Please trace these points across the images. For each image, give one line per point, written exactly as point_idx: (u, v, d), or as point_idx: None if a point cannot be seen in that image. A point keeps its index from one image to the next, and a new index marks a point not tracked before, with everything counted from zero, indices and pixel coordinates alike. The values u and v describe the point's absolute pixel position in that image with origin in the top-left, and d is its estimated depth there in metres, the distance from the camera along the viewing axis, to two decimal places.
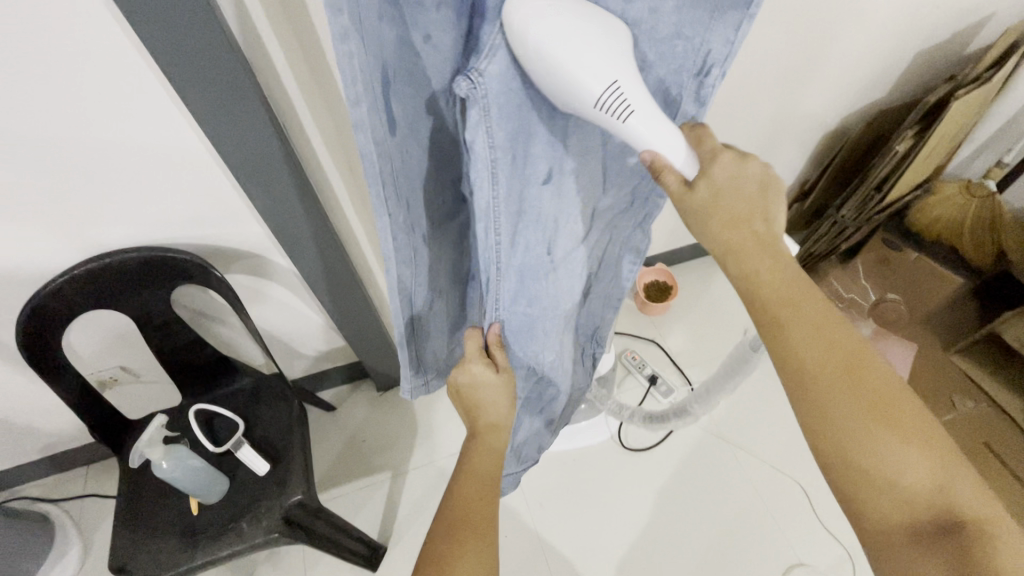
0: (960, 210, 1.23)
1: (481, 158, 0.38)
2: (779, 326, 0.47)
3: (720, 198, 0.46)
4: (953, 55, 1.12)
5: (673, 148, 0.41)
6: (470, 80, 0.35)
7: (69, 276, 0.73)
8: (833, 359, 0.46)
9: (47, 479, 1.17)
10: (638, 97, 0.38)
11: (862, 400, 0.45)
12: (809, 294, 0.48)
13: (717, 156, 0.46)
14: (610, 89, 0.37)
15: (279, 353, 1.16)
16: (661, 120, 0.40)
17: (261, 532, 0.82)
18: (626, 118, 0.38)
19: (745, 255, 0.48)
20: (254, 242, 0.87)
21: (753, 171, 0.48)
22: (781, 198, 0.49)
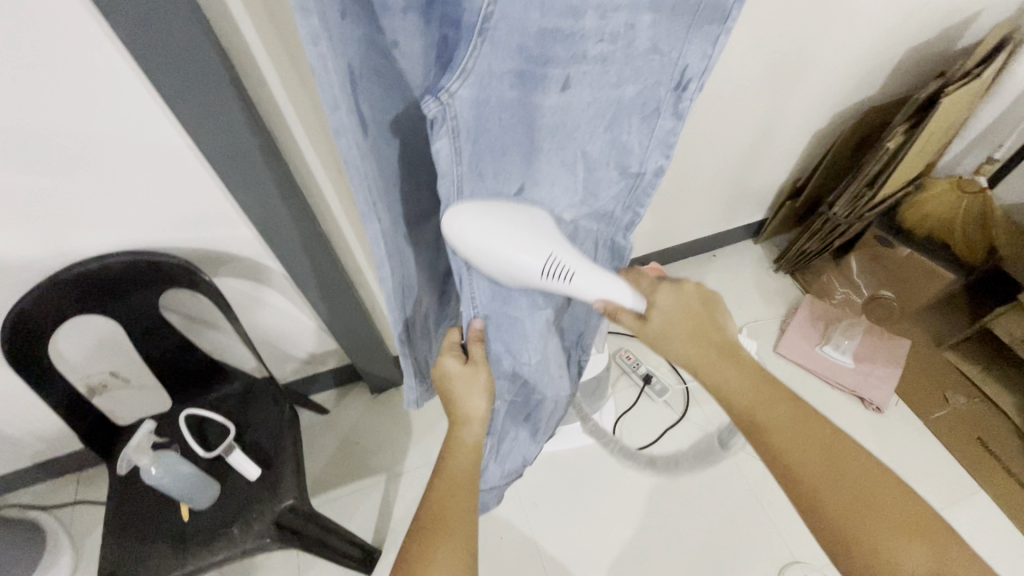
0: (950, 206, 1.23)
1: (447, 171, 0.39)
2: (758, 429, 0.52)
3: (672, 325, 0.54)
4: (941, 52, 1.12)
5: (619, 295, 0.51)
6: (439, 102, 0.35)
7: (53, 281, 0.73)
8: (812, 455, 0.50)
9: (37, 486, 1.16)
10: (574, 262, 0.48)
11: (845, 495, 0.48)
12: (781, 397, 0.52)
13: (657, 289, 0.55)
14: (549, 262, 0.46)
15: (270, 357, 1.15)
16: (602, 277, 0.50)
17: (252, 536, 0.81)
18: (569, 280, 0.48)
19: (714, 369, 0.54)
20: (242, 246, 0.87)
21: (691, 291, 0.55)
22: (722, 309, 0.56)
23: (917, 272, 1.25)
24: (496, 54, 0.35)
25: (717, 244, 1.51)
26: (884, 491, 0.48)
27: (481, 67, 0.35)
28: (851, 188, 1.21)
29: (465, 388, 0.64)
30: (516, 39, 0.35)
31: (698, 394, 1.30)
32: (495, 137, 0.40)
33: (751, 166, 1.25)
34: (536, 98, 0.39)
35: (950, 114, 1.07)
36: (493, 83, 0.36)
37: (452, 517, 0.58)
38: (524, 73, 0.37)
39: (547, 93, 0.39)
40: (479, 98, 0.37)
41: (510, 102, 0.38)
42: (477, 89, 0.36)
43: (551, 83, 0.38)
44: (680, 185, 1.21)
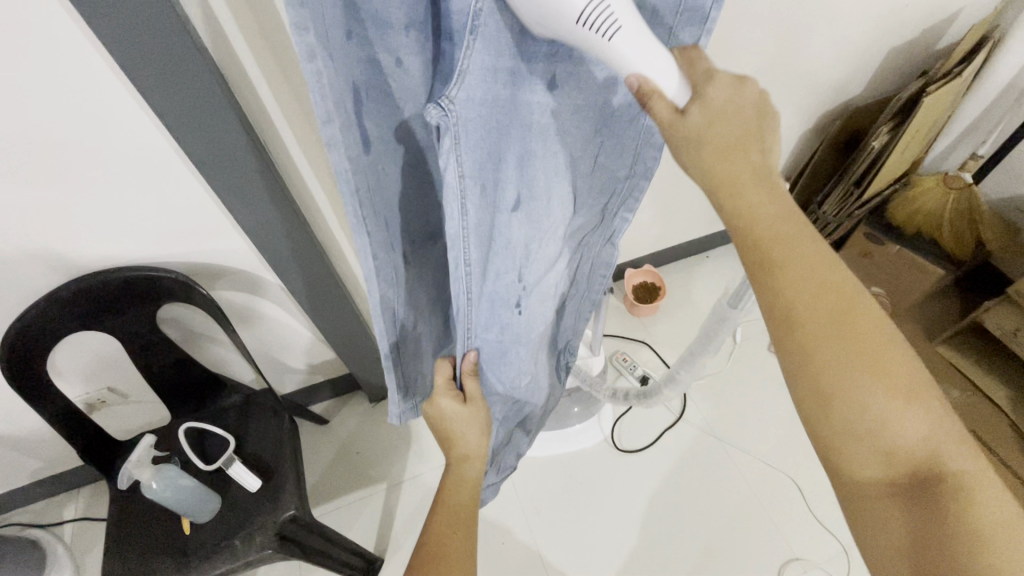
0: (940, 203, 1.25)
1: (451, 187, 0.39)
2: (770, 264, 0.41)
3: (713, 126, 0.39)
4: (923, 51, 1.14)
5: (662, 70, 0.35)
6: (440, 109, 0.35)
7: (51, 297, 0.73)
8: (826, 307, 0.40)
9: (36, 504, 1.16)
10: (624, 8, 0.32)
11: (851, 360, 0.41)
12: (804, 232, 0.41)
13: (713, 76, 0.39)
14: (595, 4, 0.31)
15: (269, 368, 1.16)
16: (653, 40, 0.34)
17: (254, 548, 0.82)
18: (608, 36, 0.32)
19: (741, 190, 0.40)
20: (240, 259, 0.88)
21: (747, 97, 0.41)
22: (776, 129, 0.42)
23: (905, 268, 1.29)
24: (489, 57, 0.35)
25: (710, 245, 1.53)
26: (892, 355, 0.41)
27: (475, 66, 0.35)
28: (840, 186, 1.22)
29: (463, 423, 0.67)
30: (504, 36, 0.35)
31: (695, 394, 1.31)
32: (491, 147, 0.39)
33: None
34: (525, 97, 0.39)
35: (935, 111, 1.09)
36: (490, 84, 0.36)
37: (449, 546, 0.64)
38: (514, 71, 0.37)
39: (535, 91, 0.39)
40: (478, 100, 0.36)
41: (503, 100, 0.38)
42: (474, 94, 0.36)
43: (536, 81, 0.39)
44: (670, 188, 1.23)
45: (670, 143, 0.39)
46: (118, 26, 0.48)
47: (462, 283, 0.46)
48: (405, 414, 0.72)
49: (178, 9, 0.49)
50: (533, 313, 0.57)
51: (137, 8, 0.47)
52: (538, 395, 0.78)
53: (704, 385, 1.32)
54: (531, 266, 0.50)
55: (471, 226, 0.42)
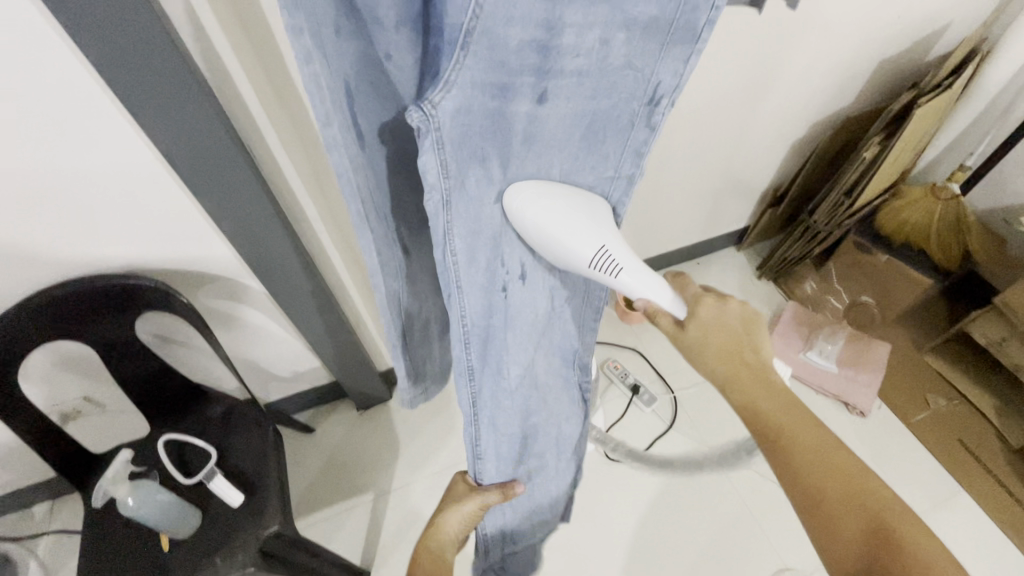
0: (926, 213, 1.25)
1: (432, 186, 0.38)
2: (778, 444, 0.55)
3: (709, 334, 0.55)
4: (914, 62, 1.15)
5: (659, 294, 0.51)
6: (422, 112, 0.34)
7: (24, 307, 0.70)
8: (819, 467, 0.54)
9: (9, 517, 1.12)
10: (624, 257, 0.47)
11: (837, 492, 0.53)
12: (802, 423, 0.55)
13: (699, 299, 0.56)
14: (599, 253, 0.46)
15: (252, 376, 1.13)
16: (649, 277, 0.48)
17: (236, 567, 0.79)
18: (617, 275, 0.47)
19: (744, 386, 0.56)
20: (223, 266, 0.85)
21: (733, 309, 0.57)
22: (754, 320, 0.57)
23: (896, 279, 1.28)
24: (472, 66, 0.34)
25: (702, 252, 1.52)
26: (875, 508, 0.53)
27: (463, 78, 0.34)
28: (831, 196, 1.22)
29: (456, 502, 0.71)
30: (496, 54, 0.34)
31: (686, 403, 1.30)
32: (476, 151, 0.39)
33: (734, 175, 1.27)
34: (510, 108, 0.38)
35: (922, 125, 1.10)
36: (475, 94, 0.35)
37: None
38: (508, 85, 0.37)
39: (521, 101, 0.38)
40: (463, 111, 0.35)
41: (490, 112, 0.37)
42: (462, 101, 0.35)
43: (523, 91, 0.37)
44: (662, 196, 1.23)
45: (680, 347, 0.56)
46: (92, 29, 0.46)
47: (451, 271, 0.43)
48: (413, 400, 0.69)
49: (157, 11, 0.47)
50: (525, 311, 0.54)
51: (111, 10, 0.45)
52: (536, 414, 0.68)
53: (696, 393, 1.32)
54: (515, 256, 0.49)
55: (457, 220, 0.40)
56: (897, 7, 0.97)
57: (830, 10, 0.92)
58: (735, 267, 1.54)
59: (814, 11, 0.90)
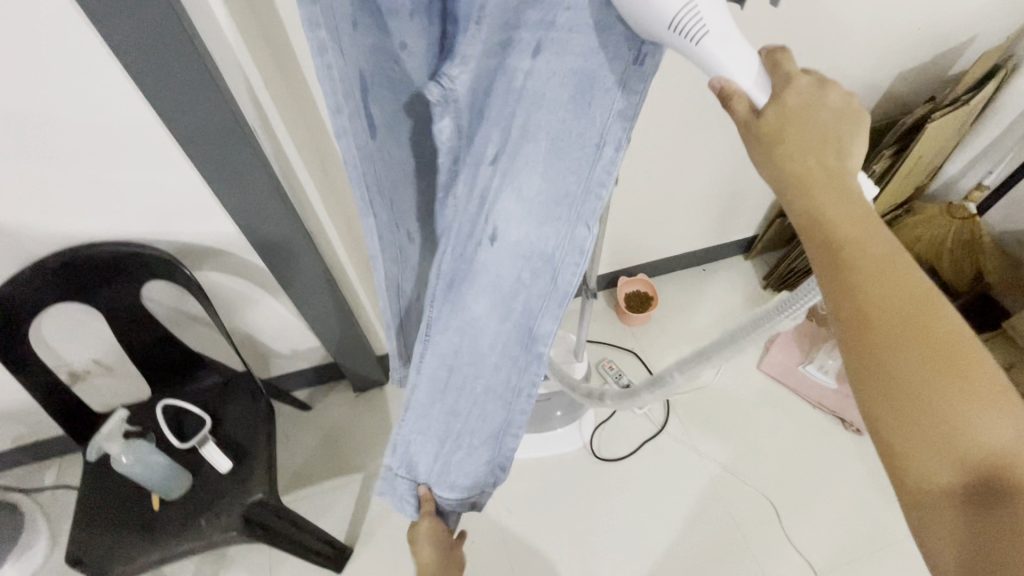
0: (942, 232, 1.22)
1: (446, 141, 0.42)
2: (842, 259, 0.37)
3: (790, 128, 0.37)
4: (935, 75, 1.12)
5: (740, 67, 0.35)
6: (440, 86, 0.38)
7: (35, 268, 0.74)
8: (895, 298, 0.37)
9: (21, 468, 1.18)
10: (712, 15, 0.32)
11: (953, 424, 0.37)
12: (880, 235, 0.37)
13: (791, 81, 0.37)
14: (685, 7, 0.31)
15: (254, 351, 1.16)
16: (738, 42, 0.34)
17: (219, 529, 0.82)
18: (698, 39, 0.32)
19: (817, 191, 0.37)
20: (226, 241, 0.88)
21: (831, 103, 0.38)
22: (864, 129, 0.38)
23: None
24: (483, 37, 0.35)
25: (707, 258, 1.51)
26: (960, 339, 0.37)
27: (475, 52, 0.36)
28: None
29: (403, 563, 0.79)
30: (501, 19, 0.33)
31: (679, 408, 1.30)
32: (479, 113, 0.39)
33: (742, 181, 1.26)
34: (512, 67, 0.35)
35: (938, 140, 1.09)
36: (482, 60, 0.36)
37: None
38: (509, 45, 0.35)
39: (522, 58, 0.34)
40: (479, 82, 0.37)
41: (490, 73, 0.37)
42: (477, 75, 0.37)
43: (523, 47, 0.34)
44: (667, 199, 1.22)
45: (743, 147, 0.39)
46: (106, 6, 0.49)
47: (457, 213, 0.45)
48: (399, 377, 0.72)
49: None
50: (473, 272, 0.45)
51: None
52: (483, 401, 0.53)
53: (689, 400, 1.31)
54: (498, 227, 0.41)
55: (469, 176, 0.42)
56: (915, 18, 0.96)
57: (843, 17, 0.91)
58: (741, 276, 1.51)
59: (826, 19, 0.90)
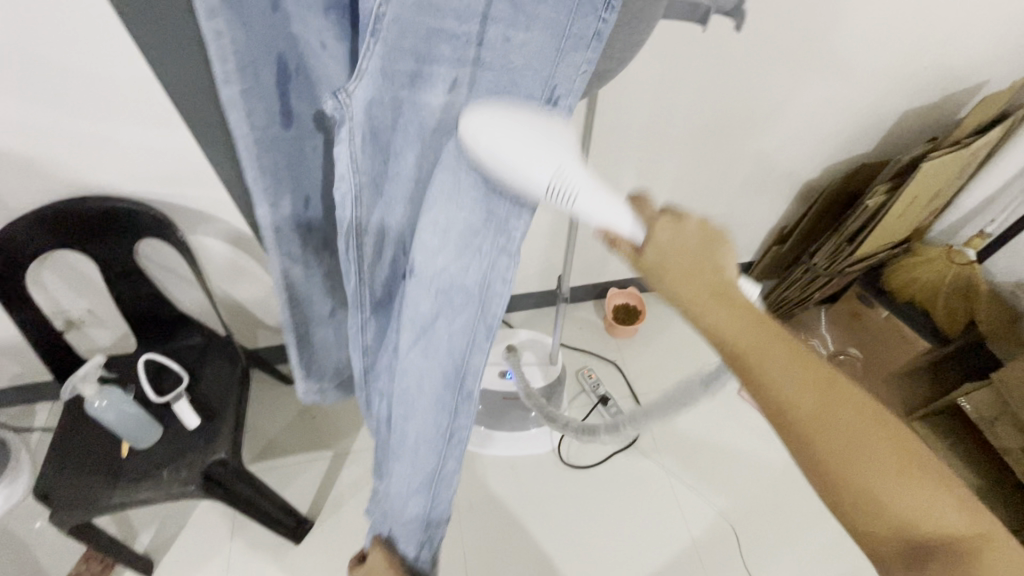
0: (937, 275, 1.19)
1: (343, 175, 0.40)
2: (755, 373, 0.39)
3: (669, 263, 0.41)
4: (934, 116, 1.13)
5: (617, 219, 0.42)
6: (337, 100, 0.37)
7: (36, 213, 0.79)
8: (814, 398, 0.38)
9: (12, 407, 1.23)
10: (579, 182, 0.41)
11: (890, 509, 0.39)
12: (782, 340, 0.39)
13: (656, 221, 0.42)
14: (552, 180, 0.39)
15: (243, 321, 1.21)
16: (608, 201, 0.42)
17: (179, 482, 0.85)
18: (572, 200, 0.41)
19: (709, 311, 0.40)
20: (220, 206, 0.92)
21: (694, 229, 0.42)
22: (729, 249, 0.42)
23: (891, 334, 1.24)
24: (379, 57, 0.35)
25: None
26: (884, 429, 0.39)
27: (371, 66, 0.35)
28: (831, 241, 1.22)
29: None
30: (406, 43, 0.34)
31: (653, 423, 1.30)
32: (381, 142, 0.39)
33: (738, 203, 1.26)
34: (424, 99, 0.37)
35: (935, 181, 1.10)
36: (386, 85, 0.36)
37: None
38: (417, 77, 0.36)
39: (434, 92, 0.37)
40: (376, 102, 0.37)
41: (402, 103, 0.37)
42: (374, 92, 0.36)
43: (435, 83, 0.36)
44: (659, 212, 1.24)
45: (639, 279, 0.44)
46: None
47: (358, 228, 0.44)
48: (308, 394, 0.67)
49: None
50: (406, 328, 0.50)
51: None
52: (419, 435, 0.57)
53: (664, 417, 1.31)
54: (416, 257, 0.45)
55: (366, 213, 0.43)
56: (908, 51, 0.98)
57: (836, 42, 0.94)
58: None
59: (818, 42, 0.93)
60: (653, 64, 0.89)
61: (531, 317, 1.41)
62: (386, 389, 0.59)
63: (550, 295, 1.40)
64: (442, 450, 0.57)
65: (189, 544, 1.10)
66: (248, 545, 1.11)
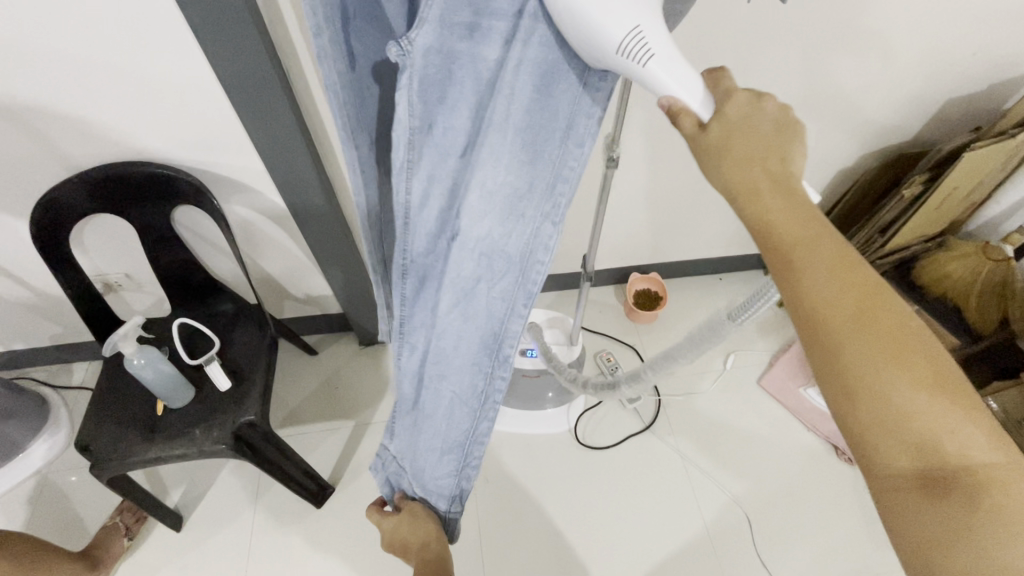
0: (970, 271, 1.15)
1: (402, 121, 0.42)
2: (791, 263, 0.38)
3: (733, 142, 0.40)
4: (978, 103, 1.09)
5: (686, 90, 0.39)
6: (400, 47, 0.39)
7: (81, 175, 0.83)
8: (848, 294, 0.37)
9: (52, 366, 1.29)
10: (658, 41, 0.37)
11: (906, 427, 0.36)
12: (829, 238, 0.38)
13: (732, 95, 0.41)
14: (631, 34, 0.36)
15: (272, 290, 1.24)
16: (683, 68, 0.38)
17: (210, 440, 0.88)
18: (645, 63, 0.37)
19: (761, 200, 0.39)
20: (252, 175, 0.94)
21: (767, 114, 0.41)
22: (802, 143, 0.40)
23: None
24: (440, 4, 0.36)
25: (724, 268, 1.50)
26: (916, 342, 0.37)
27: (433, 14, 0.37)
28: (864, 231, 1.22)
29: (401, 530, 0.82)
30: None
31: (669, 408, 1.31)
32: (436, 92, 0.41)
33: None
34: (481, 53, 0.39)
35: (975, 174, 1.07)
36: (444, 35, 0.38)
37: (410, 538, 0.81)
38: (475, 28, 0.38)
39: (489, 48, 0.39)
40: (435, 51, 0.39)
41: (460, 55, 0.39)
42: (436, 39, 0.38)
43: (492, 36, 0.39)
44: (685, 196, 1.23)
45: (697, 163, 0.41)
46: None
47: (406, 176, 0.46)
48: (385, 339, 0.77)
49: None
50: (449, 287, 0.54)
51: None
52: (455, 393, 0.64)
53: (680, 402, 1.31)
54: (463, 219, 0.48)
55: (417, 159, 0.45)
56: (953, 35, 0.95)
57: (876, 22, 0.91)
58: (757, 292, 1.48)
59: (857, 24, 0.91)
60: (686, 44, 0.88)
61: (551, 299, 1.42)
62: (418, 350, 0.62)
63: (571, 278, 1.40)
64: (477, 409, 0.65)
65: (217, 503, 1.15)
66: (272, 507, 1.15)
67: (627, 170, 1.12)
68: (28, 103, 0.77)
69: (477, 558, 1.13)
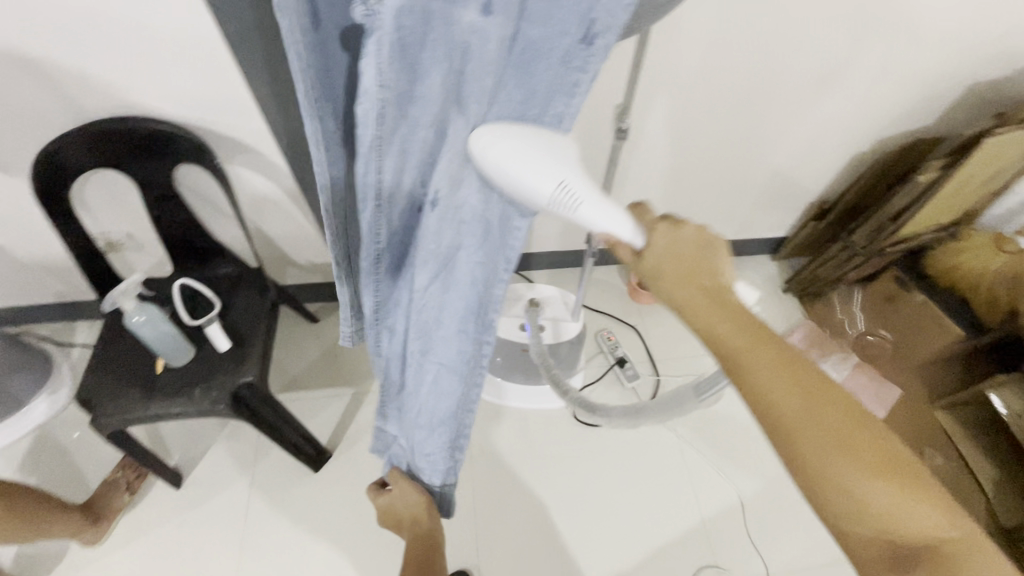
0: (979, 263, 1.13)
1: (368, 93, 0.36)
2: (743, 373, 0.44)
3: (664, 266, 0.48)
4: (1004, 89, 1.05)
5: (617, 226, 0.49)
6: (366, 7, 0.33)
7: (81, 128, 0.81)
8: (801, 399, 0.43)
9: (56, 323, 1.30)
10: (584, 191, 0.48)
11: (871, 513, 0.43)
12: (769, 344, 0.44)
13: (656, 227, 0.50)
14: (558, 187, 0.47)
15: (274, 255, 1.23)
16: (611, 208, 0.49)
17: (208, 400, 0.89)
18: (576, 206, 0.48)
19: (704, 313, 0.45)
20: (255, 136, 0.93)
21: (687, 236, 0.49)
22: (722, 252, 0.48)
23: (924, 322, 1.20)
24: None
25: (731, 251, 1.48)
26: (869, 437, 0.43)
27: None
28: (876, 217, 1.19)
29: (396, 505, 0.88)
30: None
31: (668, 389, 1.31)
32: (407, 61, 0.37)
33: (780, 173, 1.22)
34: (456, 15, 0.36)
35: (993, 162, 1.05)
36: None
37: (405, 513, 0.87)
38: None
39: (465, 9, 0.36)
40: (409, 13, 0.34)
41: (433, 17, 0.35)
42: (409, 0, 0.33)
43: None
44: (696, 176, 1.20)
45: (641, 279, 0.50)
46: None
47: (376, 158, 0.41)
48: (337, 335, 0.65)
49: None
50: (427, 264, 0.52)
51: None
52: (440, 366, 0.64)
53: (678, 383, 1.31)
54: (440, 188, 0.47)
55: (387, 136, 0.40)
56: (984, 14, 0.91)
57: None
58: (763, 277, 1.47)
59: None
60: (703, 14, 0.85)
61: (554, 276, 1.41)
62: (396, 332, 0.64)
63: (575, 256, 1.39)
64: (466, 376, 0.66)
65: (216, 463, 1.17)
66: (270, 471, 1.17)
67: (638, 146, 1.09)
68: (27, 50, 0.76)
69: (470, 529, 1.15)
